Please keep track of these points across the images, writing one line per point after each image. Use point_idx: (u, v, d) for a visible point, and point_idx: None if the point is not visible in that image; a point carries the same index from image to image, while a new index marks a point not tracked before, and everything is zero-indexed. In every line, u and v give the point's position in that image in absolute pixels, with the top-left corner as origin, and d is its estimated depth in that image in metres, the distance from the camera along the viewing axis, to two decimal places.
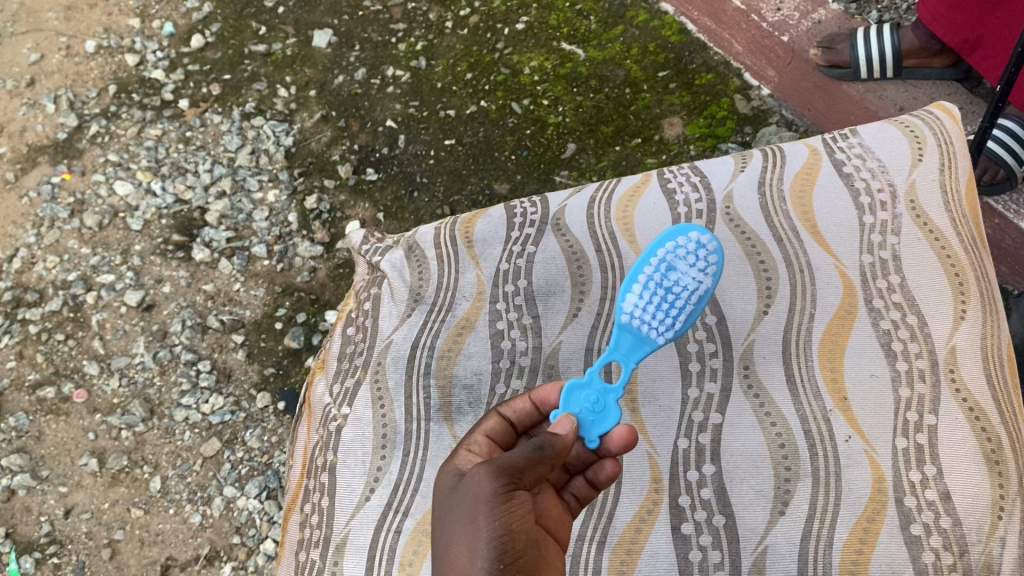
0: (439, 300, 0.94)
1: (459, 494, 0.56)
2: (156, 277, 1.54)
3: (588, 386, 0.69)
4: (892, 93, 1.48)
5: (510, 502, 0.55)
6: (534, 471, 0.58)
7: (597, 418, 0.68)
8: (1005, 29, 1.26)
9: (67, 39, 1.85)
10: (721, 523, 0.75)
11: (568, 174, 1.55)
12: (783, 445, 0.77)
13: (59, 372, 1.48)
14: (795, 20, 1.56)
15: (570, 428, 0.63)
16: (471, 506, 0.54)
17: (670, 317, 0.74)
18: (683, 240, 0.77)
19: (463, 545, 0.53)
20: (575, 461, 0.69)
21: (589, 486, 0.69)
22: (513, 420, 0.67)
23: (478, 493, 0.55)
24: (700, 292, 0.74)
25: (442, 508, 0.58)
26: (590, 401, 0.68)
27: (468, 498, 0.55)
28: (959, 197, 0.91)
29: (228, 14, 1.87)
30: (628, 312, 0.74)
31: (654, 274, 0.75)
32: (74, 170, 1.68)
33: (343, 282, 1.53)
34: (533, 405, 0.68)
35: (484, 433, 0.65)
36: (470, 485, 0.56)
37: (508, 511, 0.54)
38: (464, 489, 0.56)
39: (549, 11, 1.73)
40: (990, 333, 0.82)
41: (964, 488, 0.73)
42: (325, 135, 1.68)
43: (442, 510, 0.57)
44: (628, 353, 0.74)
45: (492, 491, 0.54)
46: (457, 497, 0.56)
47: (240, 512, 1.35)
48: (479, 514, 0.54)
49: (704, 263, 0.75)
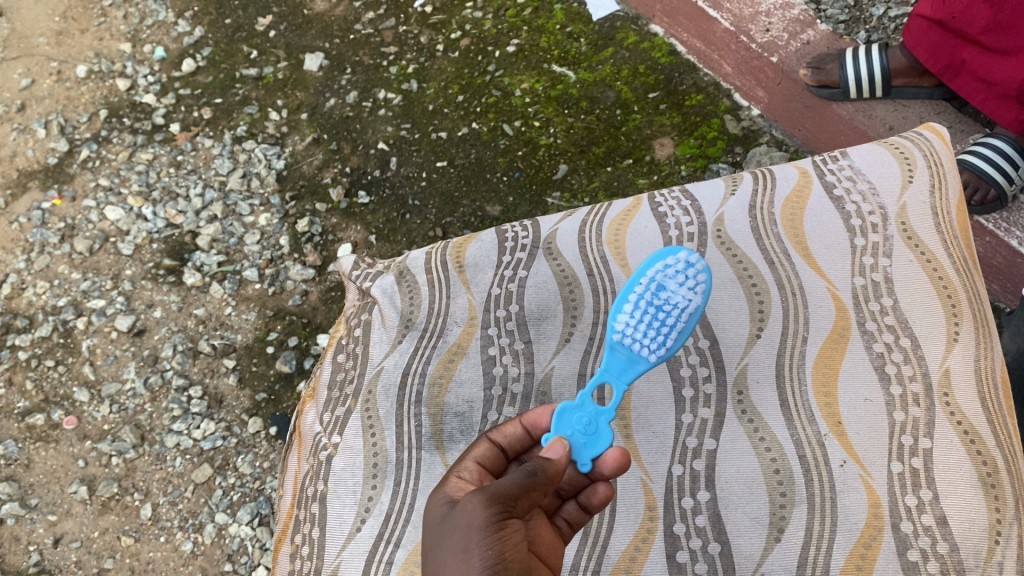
0: (430, 326, 0.93)
1: (452, 523, 0.55)
2: (147, 302, 1.54)
3: (581, 408, 0.69)
4: (882, 113, 1.45)
5: (503, 531, 0.54)
6: (527, 499, 0.57)
7: (590, 440, 0.68)
8: (993, 58, 1.25)
9: (58, 65, 1.86)
10: (717, 551, 0.74)
11: (559, 195, 1.55)
12: (778, 470, 0.76)
13: (49, 399, 1.46)
14: (783, 41, 1.52)
15: (562, 452, 0.63)
16: (464, 535, 0.54)
17: (661, 335, 0.73)
18: (672, 260, 0.77)
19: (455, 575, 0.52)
20: (567, 486, 0.68)
21: (581, 510, 0.67)
22: (504, 444, 0.67)
23: (470, 521, 0.54)
24: (691, 309, 0.74)
25: (434, 537, 0.57)
26: (582, 423, 0.68)
27: (461, 527, 0.54)
28: (950, 218, 0.91)
29: (219, 38, 1.88)
30: (620, 330, 0.74)
31: (646, 292, 0.75)
32: (64, 195, 1.67)
33: (335, 305, 1.52)
34: (524, 430, 0.68)
35: (474, 459, 0.65)
36: (463, 514, 0.55)
37: (501, 540, 0.53)
38: (457, 518, 0.55)
39: (539, 34, 1.74)
40: (983, 355, 0.82)
41: (961, 512, 0.72)
42: (317, 158, 1.68)
43: (435, 539, 0.56)
44: (621, 374, 0.74)
45: (484, 519, 0.54)
46: (450, 526, 0.55)
47: (232, 539, 1.33)
48: (472, 543, 0.53)
49: (693, 281, 0.75)
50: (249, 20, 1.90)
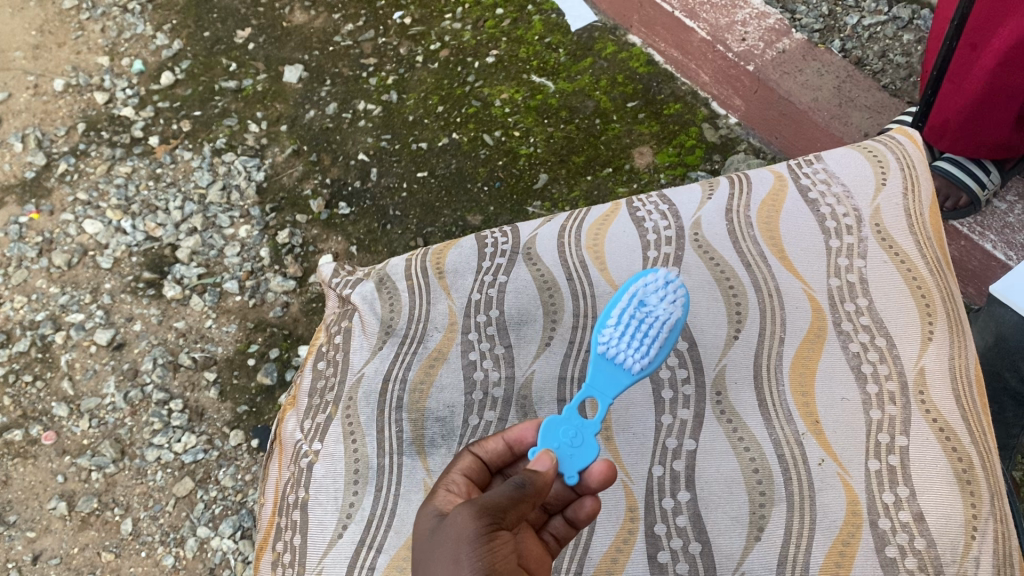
0: (411, 332, 0.93)
1: (442, 534, 0.55)
2: (127, 315, 1.53)
3: (567, 422, 0.69)
4: (857, 120, 1.42)
5: (493, 542, 0.54)
6: (516, 510, 0.57)
7: (577, 453, 0.68)
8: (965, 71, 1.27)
9: (35, 78, 1.86)
10: (697, 550, 0.74)
11: (540, 205, 1.55)
12: (757, 470, 0.77)
13: (28, 415, 1.45)
14: (759, 50, 1.52)
15: (550, 465, 0.63)
16: (454, 546, 0.54)
17: (644, 345, 0.74)
18: (652, 277, 0.78)
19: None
20: (554, 501, 0.68)
21: (568, 525, 0.67)
22: (487, 460, 0.66)
23: (459, 531, 0.54)
24: (673, 321, 0.74)
25: (424, 550, 0.57)
26: (568, 435, 0.68)
27: (450, 538, 0.54)
28: (923, 220, 0.93)
29: (198, 51, 1.88)
30: (604, 343, 0.75)
31: (628, 307, 0.77)
32: (42, 210, 1.66)
33: (316, 316, 1.52)
34: (507, 445, 0.67)
35: (461, 472, 0.65)
36: (452, 525, 0.55)
37: (491, 550, 0.54)
38: (446, 529, 0.55)
39: (518, 45, 1.76)
40: (958, 353, 0.83)
41: (937, 508, 0.73)
42: (297, 170, 1.68)
43: (425, 551, 0.56)
44: (606, 387, 0.74)
45: (473, 530, 0.54)
46: (438, 537, 0.56)
47: (214, 553, 1.31)
48: (461, 553, 0.53)
49: (673, 294, 0.76)
50: (228, 32, 1.91)
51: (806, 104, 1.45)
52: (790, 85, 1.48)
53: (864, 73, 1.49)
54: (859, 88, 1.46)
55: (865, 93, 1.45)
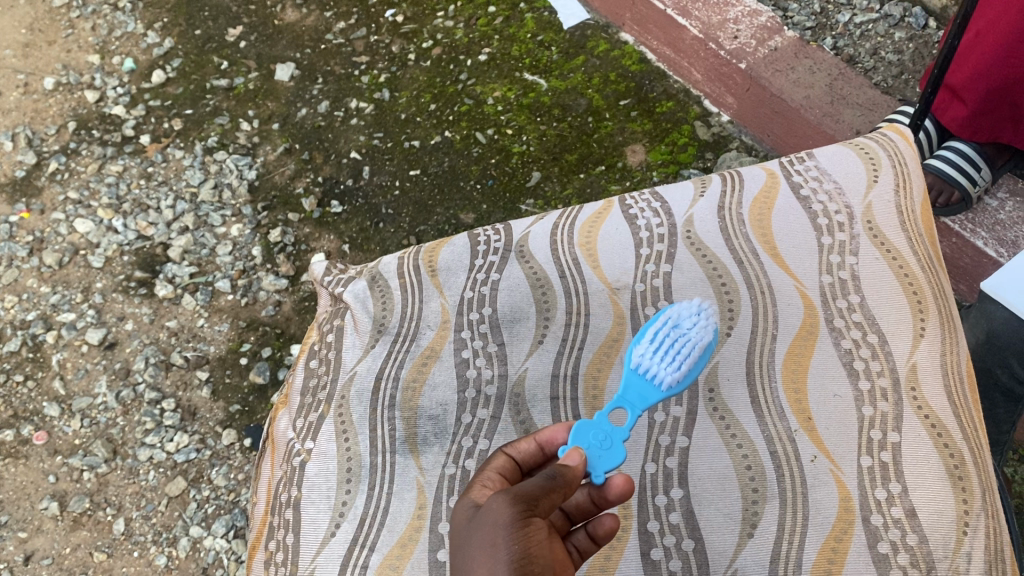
0: (403, 330, 0.93)
1: (477, 522, 0.55)
2: (118, 314, 1.52)
3: (598, 426, 0.67)
4: (849, 117, 1.42)
5: (529, 528, 0.54)
6: (549, 500, 0.57)
7: (604, 454, 0.66)
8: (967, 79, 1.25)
9: (25, 77, 1.85)
10: (690, 547, 0.74)
11: (533, 202, 1.55)
12: (750, 466, 0.76)
13: (19, 415, 1.44)
14: (751, 48, 1.52)
15: (580, 461, 0.61)
16: (489, 532, 0.54)
17: (676, 361, 0.72)
18: (688, 302, 0.78)
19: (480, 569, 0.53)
20: (575, 508, 0.64)
21: (590, 540, 0.64)
22: (518, 459, 0.64)
23: (495, 517, 0.54)
24: (705, 340, 0.73)
25: (459, 539, 0.56)
26: (597, 438, 0.66)
27: (485, 525, 0.54)
28: (915, 217, 0.93)
29: (190, 49, 1.87)
30: (636, 360, 0.74)
31: (663, 328, 0.76)
32: (33, 209, 1.66)
33: (308, 315, 1.52)
34: (538, 446, 0.65)
35: (495, 470, 0.63)
36: (486, 512, 0.55)
37: (527, 536, 0.53)
38: (480, 517, 0.55)
39: (510, 43, 1.76)
40: (949, 349, 0.83)
41: (929, 504, 0.73)
42: (289, 168, 1.67)
43: (460, 539, 0.56)
44: (636, 402, 0.72)
45: (510, 516, 0.54)
46: (473, 524, 0.55)
47: (207, 552, 1.30)
48: (498, 537, 0.53)
49: (707, 316, 0.75)
50: (219, 30, 1.90)
51: (798, 101, 1.46)
52: (782, 83, 1.48)
53: (855, 70, 1.49)
54: (851, 86, 1.46)
55: (856, 90, 1.45)
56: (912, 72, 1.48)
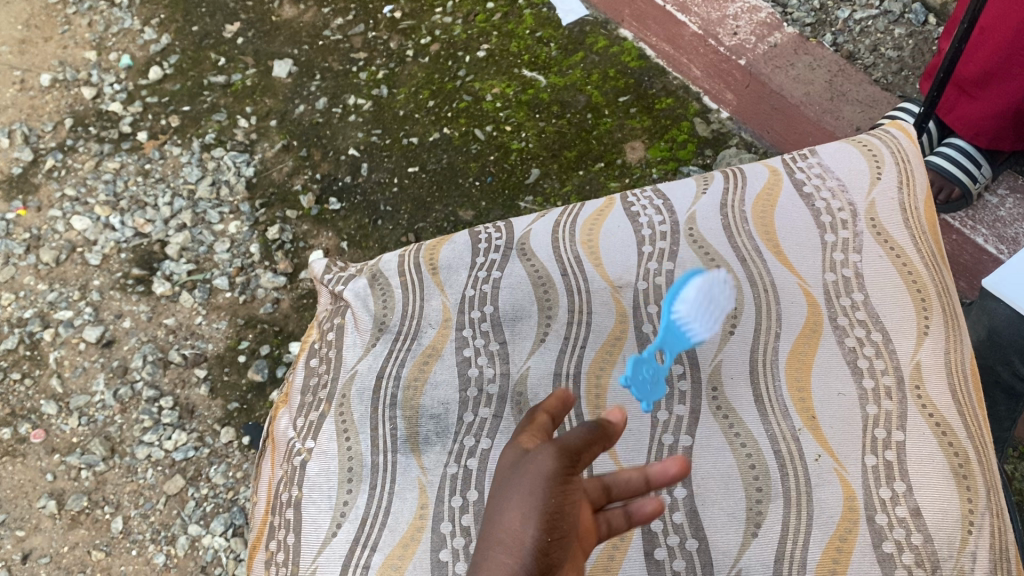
0: (404, 328, 0.93)
1: (521, 467, 0.51)
2: (116, 312, 1.52)
3: (651, 365, 0.61)
4: (849, 114, 1.42)
5: (569, 485, 0.50)
6: (593, 457, 0.52)
7: (646, 393, 0.61)
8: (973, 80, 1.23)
9: (21, 73, 1.84)
10: (694, 547, 0.73)
11: (531, 200, 1.54)
12: (754, 465, 0.76)
13: (16, 413, 1.43)
14: (751, 44, 1.51)
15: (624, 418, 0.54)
16: (531, 478, 0.50)
17: None
18: None
19: (512, 520, 0.49)
20: (621, 487, 0.54)
21: (626, 520, 0.54)
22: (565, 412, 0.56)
23: (533, 466, 0.50)
24: None
25: (501, 480, 0.52)
26: (646, 374, 0.61)
27: (528, 471, 0.50)
28: (918, 215, 0.92)
29: (187, 46, 1.86)
30: None
31: None
32: (29, 206, 1.65)
33: (307, 313, 1.51)
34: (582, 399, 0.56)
35: (548, 411, 0.56)
36: (532, 458, 0.51)
37: (566, 493, 0.50)
38: (525, 461, 0.51)
39: (508, 39, 1.75)
40: (953, 348, 0.83)
41: (934, 504, 0.73)
42: (287, 165, 1.67)
43: (501, 480, 0.52)
44: None
45: (552, 469, 0.50)
46: (518, 466, 0.51)
47: (205, 551, 1.29)
48: (536, 487, 0.49)
49: None
50: (217, 27, 1.89)
51: (798, 98, 1.45)
52: (782, 79, 1.47)
53: (855, 67, 1.48)
54: (851, 82, 1.45)
55: (855, 87, 1.44)
56: (912, 68, 1.48)
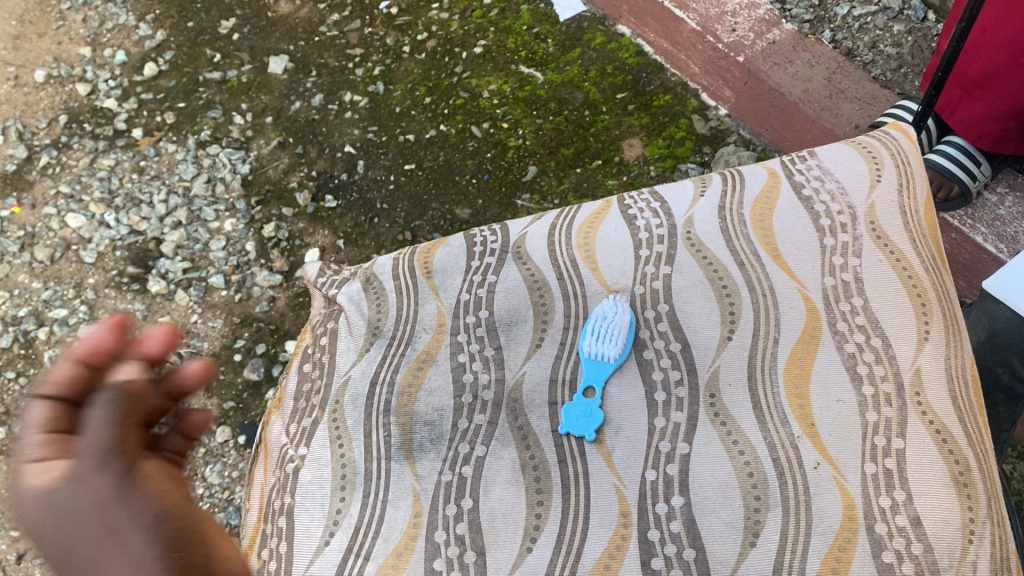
0: (399, 333, 0.92)
1: (99, 500, 0.43)
2: (111, 310, 1.51)
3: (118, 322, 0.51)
4: (848, 111, 1.41)
5: (144, 485, 0.44)
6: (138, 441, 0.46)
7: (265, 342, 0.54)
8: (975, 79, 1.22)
9: (15, 69, 1.82)
10: (692, 557, 0.72)
11: (529, 197, 1.53)
12: (752, 473, 0.75)
13: (11, 412, 1.42)
14: (749, 41, 1.50)
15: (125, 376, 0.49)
16: (130, 514, 0.43)
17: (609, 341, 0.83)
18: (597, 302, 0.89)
19: (116, 563, 0.41)
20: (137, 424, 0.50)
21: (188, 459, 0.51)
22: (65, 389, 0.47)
23: (88, 492, 0.43)
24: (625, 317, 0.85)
25: (37, 526, 0.43)
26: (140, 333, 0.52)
27: (85, 504, 0.43)
28: (918, 218, 0.91)
29: (182, 42, 1.85)
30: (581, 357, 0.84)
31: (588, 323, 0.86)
32: (24, 203, 1.64)
33: (303, 311, 1.49)
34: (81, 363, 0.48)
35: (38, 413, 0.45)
36: (87, 483, 0.43)
37: (149, 501, 0.44)
38: (53, 496, 0.43)
39: (506, 35, 1.74)
40: (954, 353, 0.82)
41: (934, 512, 0.72)
42: (283, 162, 1.65)
43: (51, 525, 0.43)
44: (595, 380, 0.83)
45: (113, 492, 0.43)
46: (73, 503, 0.43)
47: None
48: (135, 521, 0.43)
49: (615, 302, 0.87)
50: (212, 22, 1.88)
51: (796, 95, 1.44)
52: (780, 76, 1.46)
53: (854, 64, 1.47)
54: (850, 79, 1.43)
55: (854, 84, 1.43)
56: (911, 65, 1.46)
